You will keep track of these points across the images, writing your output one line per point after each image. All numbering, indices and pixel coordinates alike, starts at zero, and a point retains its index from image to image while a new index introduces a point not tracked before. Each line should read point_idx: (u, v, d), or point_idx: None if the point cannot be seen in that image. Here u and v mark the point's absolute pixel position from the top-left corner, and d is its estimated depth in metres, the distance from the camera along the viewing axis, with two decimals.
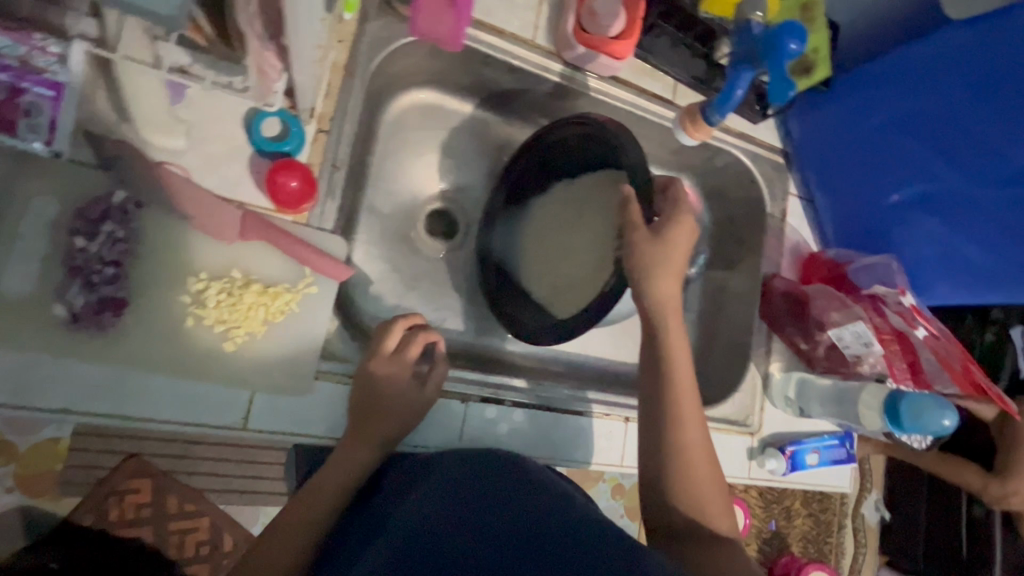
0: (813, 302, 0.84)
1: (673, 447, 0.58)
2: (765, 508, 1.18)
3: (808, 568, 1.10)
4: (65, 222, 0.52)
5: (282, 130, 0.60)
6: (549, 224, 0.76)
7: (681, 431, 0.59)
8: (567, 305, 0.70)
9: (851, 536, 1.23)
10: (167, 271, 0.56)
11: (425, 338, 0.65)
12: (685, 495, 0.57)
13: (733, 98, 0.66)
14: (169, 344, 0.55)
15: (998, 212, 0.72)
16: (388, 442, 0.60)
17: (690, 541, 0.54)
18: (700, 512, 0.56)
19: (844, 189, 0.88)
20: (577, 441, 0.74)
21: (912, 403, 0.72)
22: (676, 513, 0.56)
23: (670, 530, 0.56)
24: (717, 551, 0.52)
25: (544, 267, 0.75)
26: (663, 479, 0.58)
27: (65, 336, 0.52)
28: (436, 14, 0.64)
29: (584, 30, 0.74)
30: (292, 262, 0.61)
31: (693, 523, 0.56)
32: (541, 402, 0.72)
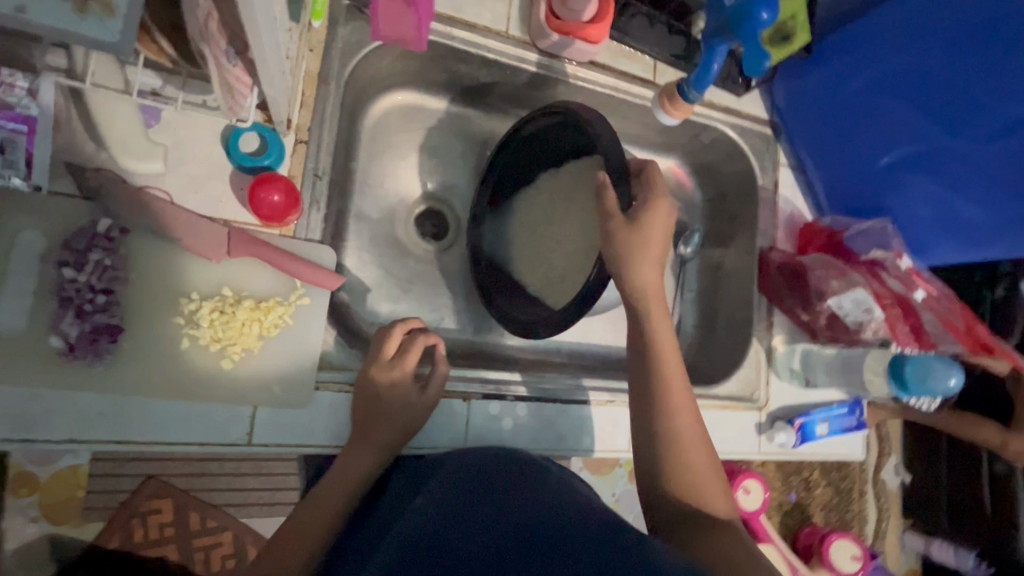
0: (811, 271, 0.83)
1: (665, 434, 0.58)
2: (784, 481, 1.18)
3: (832, 536, 1.11)
4: (53, 254, 0.53)
5: (260, 144, 0.60)
6: (538, 214, 0.76)
7: (673, 415, 0.59)
8: (562, 295, 0.69)
9: (873, 502, 1.23)
10: (159, 293, 0.56)
11: (424, 342, 0.64)
12: (679, 478, 0.56)
13: (710, 73, 0.66)
14: (166, 366, 0.56)
15: (989, 168, 0.71)
16: (391, 447, 0.60)
17: (687, 524, 0.53)
18: (697, 494, 0.55)
19: (834, 155, 0.88)
20: (581, 429, 0.74)
21: (918, 365, 0.71)
22: (672, 499, 0.55)
23: (666, 515, 0.55)
24: (715, 530, 0.51)
25: (536, 258, 0.75)
26: (658, 466, 0.57)
27: (63, 367, 0.52)
28: (397, 17, 0.63)
29: (557, 17, 0.73)
30: (281, 275, 0.61)
31: (691, 504, 0.55)
32: (540, 394, 0.72)
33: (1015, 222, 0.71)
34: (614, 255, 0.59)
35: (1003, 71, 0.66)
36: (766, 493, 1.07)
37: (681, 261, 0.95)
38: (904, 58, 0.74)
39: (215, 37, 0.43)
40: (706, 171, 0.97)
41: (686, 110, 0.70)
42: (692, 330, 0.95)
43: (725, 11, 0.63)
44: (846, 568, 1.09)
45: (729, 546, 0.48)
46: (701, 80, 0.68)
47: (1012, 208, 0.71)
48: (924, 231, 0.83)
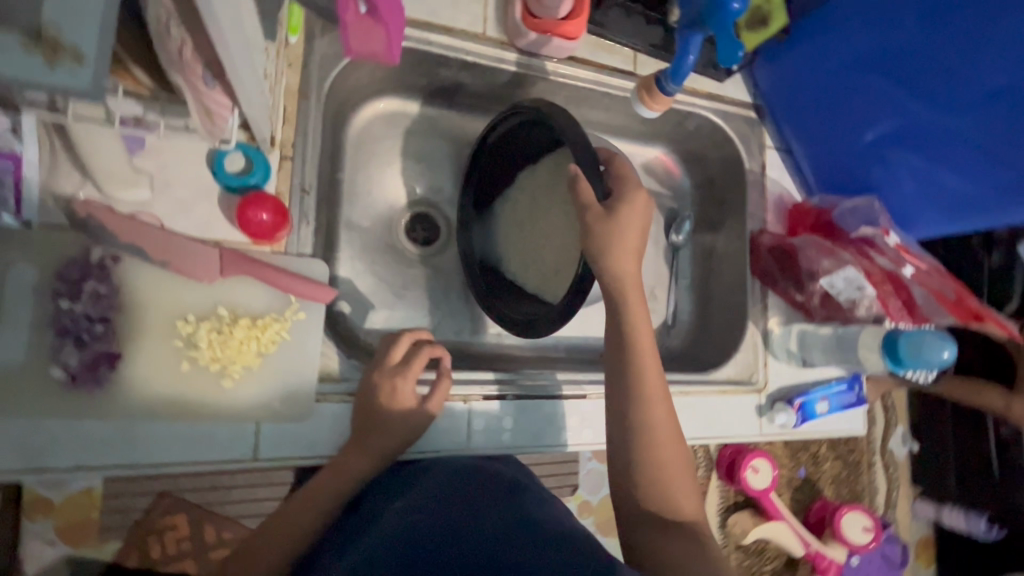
0: (801, 253, 0.84)
1: (638, 432, 0.59)
2: (793, 458, 1.19)
3: (842, 510, 1.12)
4: (47, 286, 0.53)
5: (246, 163, 0.60)
6: (523, 211, 0.77)
7: (650, 416, 0.59)
8: (558, 289, 0.70)
9: (881, 472, 1.25)
10: (154, 319, 0.57)
11: (429, 352, 0.64)
12: (652, 485, 0.58)
13: (686, 66, 0.66)
14: (169, 388, 0.56)
15: (971, 139, 0.71)
16: (387, 454, 0.61)
17: (652, 527, 0.56)
18: (666, 497, 0.58)
19: (820, 134, 0.88)
20: (548, 425, 0.73)
21: (912, 340, 0.72)
22: (645, 505, 0.57)
23: (636, 516, 0.57)
24: (681, 540, 0.55)
25: (527, 257, 0.76)
26: (629, 466, 0.59)
27: (65, 397, 0.53)
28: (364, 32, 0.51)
29: (533, 15, 0.73)
30: (276, 292, 0.62)
31: (662, 508, 0.57)
32: (510, 390, 0.72)
33: (1002, 192, 0.72)
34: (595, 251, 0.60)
35: (980, 44, 0.66)
36: (775, 471, 1.09)
37: (672, 249, 0.96)
38: (880, 34, 0.74)
39: (191, 64, 0.43)
40: (693, 158, 0.98)
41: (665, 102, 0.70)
42: (688, 317, 0.96)
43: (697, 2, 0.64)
44: (856, 538, 1.11)
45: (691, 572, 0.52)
46: (678, 72, 0.68)
47: (998, 178, 0.71)
48: (913, 205, 0.84)
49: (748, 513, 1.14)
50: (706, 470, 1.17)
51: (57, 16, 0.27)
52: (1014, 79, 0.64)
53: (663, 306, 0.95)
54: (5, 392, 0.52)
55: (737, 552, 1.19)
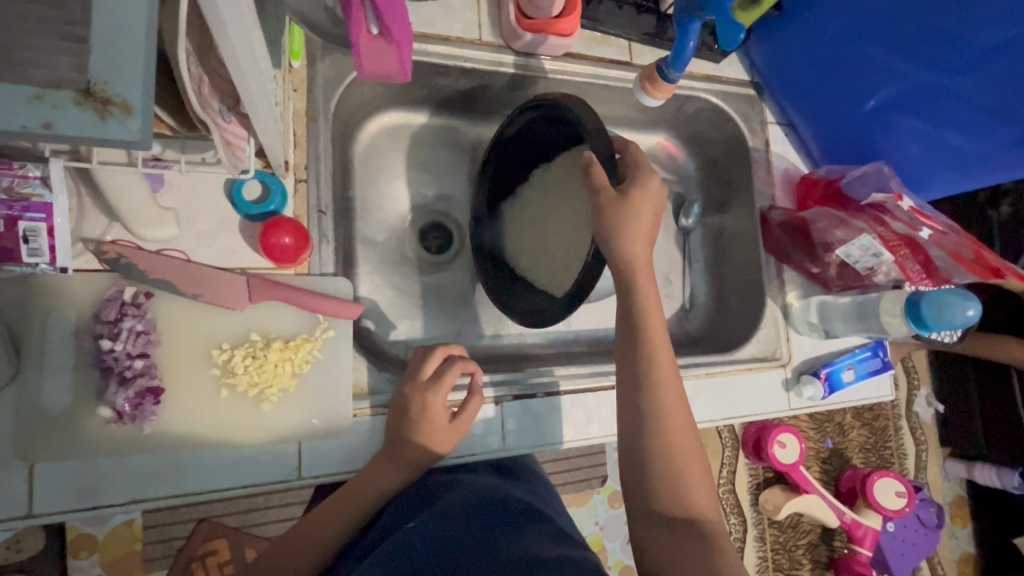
0: (814, 225, 0.84)
1: (651, 418, 0.59)
2: (818, 429, 1.20)
3: (872, 476, 1.11)
4: (86, 328, 0.55)
5: (263, 190, 0.62)
6: (534, 208, 0.78)
7: (662, 408, 0.59)
8: (566, 281, 0.69)
9: (909, 435, 1.26)
10: (191, 350, 0.58)
11: (463, 366, 0.64)
12: (665, 479, 0.57)
13: (687, 50, 0.66)
14: (214, 416, 0.58)
15: (971, 95, 0.72)
16: (422, 466, 0.63)
17: (662, 523, 0.55)
18: (678, 493, 0.56)
19: (821, 106, 0.88)
20: (550, 423, 0.73)
21: (934, 301, 0.72)
22: (657, 503, 0.56)
23: (647, 511, 0.56)
24: (687, 536, 0.53)
25: (537, 254, 0.76)
26: (643, 459, 0.58)
27: (115, 434, 0.55)
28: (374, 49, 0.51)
29: (527, 17, 0.74)
30: (303, 313, 0.63)
31: (674, 504, 0.56)
32: (518, 391, 0.72)
33: (1011, 145, 0.72)
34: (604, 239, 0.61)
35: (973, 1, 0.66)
36: (802, 445, 1.10)
37: (682, 234, 0.97)
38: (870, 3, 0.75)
39: (211, 99, 0.45)
40: (695, 141, 0.98)
41: (668, 90, 0.70)
42: (704, 299, 0.97)
43: None
44: (890, 504, 1.10)
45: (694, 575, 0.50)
46: (679, 58, 0.68)
47: (1004, 132, 0.72)
48: (922, 167, 0.84)
49: (778, 489, 1.15)
50: (733, 449, 1.18)
51: (102, 66, 0.28)
52: (1008, 35, 0.65)
53: (678, 290, 0.95)
54: (56, 435, 0.53)
55: (772, 529, 1.19)
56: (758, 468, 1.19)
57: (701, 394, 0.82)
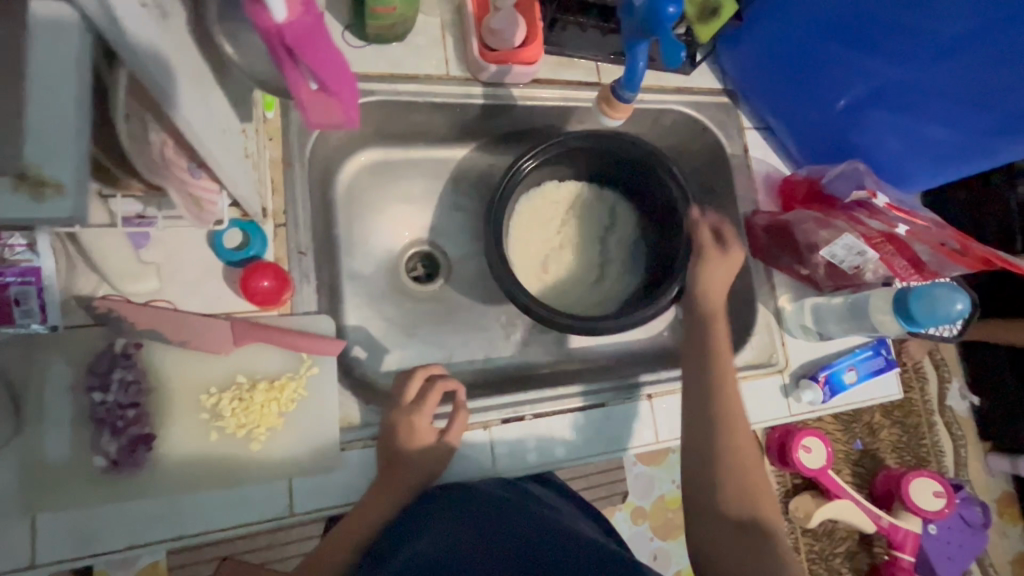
0: (797, 227, 0.82)
1: (718, 428, 0.61)
2: (846, 430, 1.18)
3: (908, 477, 1.10)
4: (80, 383, 0.57)
5: (243, 238, 0.64)
6: (553, 215, 0.88)
7: (729, 425, 0.62)
8: (561, 297, 0.86)
9: (945, 432, 1.26)
10: (180, 399, 0.60)
11: (443, 387, 0.66)
12: (732, 479, 0.59)
13: (638, 72, 0.67)
14: (206, 459, 0.60)
15: (946, 86, 0.71)
16: (413, 490, 0.64)
17: (732, 534, 0.57)
18: (744, 494, 0.59)
19: (795, 108, 0.88)
20: (626, 427, 0.77)
21: (923, 295, 0.71)
22: (726, 511, 0.58)
23: (716, 524, 0.58)
24: (754, 549, 0.55)
25: (541, 262, 0.86)
26: (710, 475, 0.60)
27: (108, 482, 0.57)
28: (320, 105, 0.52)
29: (491, 49, 0.77)
30: (287, 353, 0.65)
31: (739, 511, 0.58)
32: (594, 401, 0.76)
33: (994, 132, 0.71)
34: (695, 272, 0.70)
35: None
36: (828, 448, 1.07)
37: None
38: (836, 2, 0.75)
39: (173, 160, 0.48)
40: (675, 152, 0.98)
41: (625, 111, 0.71)
42: None
43: (637, 12, 0.63)
44: (930, 506, 1.09)
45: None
46: (632, 79, 0.69)
47: (983, 120, 0.71)
48: (903, 163, 0.84)
49: (809, 495, 1.11)
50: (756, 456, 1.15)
51: (37, 149, 0.30)
52: (978, 19, 0.64)
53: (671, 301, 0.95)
54: (54, 488, 0.55)
55: (806, 538, 1.15)
56: (783, 475, 1.15)
57: None
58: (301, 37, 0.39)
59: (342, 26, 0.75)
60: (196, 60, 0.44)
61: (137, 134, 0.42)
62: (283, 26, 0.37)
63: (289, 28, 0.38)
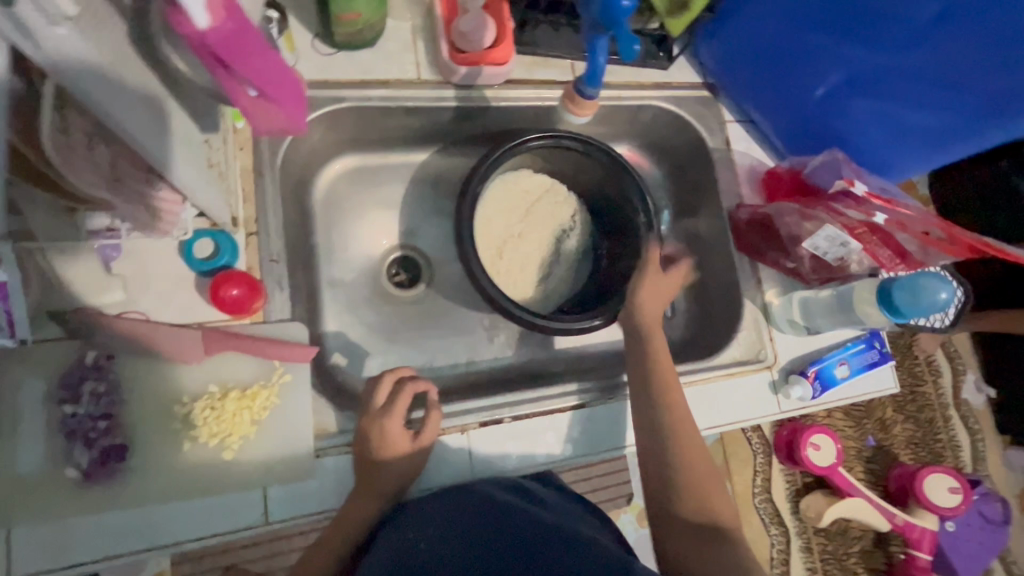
0: (779, 220, 0.80)
1: (671, 432, 0.63)
2: (857, 427, 1.18)
3: (922, 473, 1.09)
4: (52, 396, 0.58)
5: (214, 248, 0.64)
6: (521, 204, 0.90)
7: (682, 434, 0.63)
8: (516, 280, 0.88)
9: (961, 426, 1.25)
10: (153, 409, 0.60)
11: (412, 388, 0.65)
12: (690, 479, 0.61)
13: (598, 68, 0.65)
14: (179, 468, 0.60)
15: (925, 70, 0.70)
16: (393, 492, 0.65)
17: (694, 538, 0.57)
18: (702, 498, 0.60)
19: (775, 99, 0.86)
20: (616, 428, 0.76)
21: (904, 287, 0.69)
22: (682, 514, 0.59)
23: (677, 527, 0.59)
24: (714, 549, 0.56)
25: (498, 251, 0.88)
26: (667, 481, 0.61)
27: (81, 494, 0.57)
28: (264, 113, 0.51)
29: (461, 51, 0.76)
30: (259, 361, 0.65)
31: (699, 514, 0.59)
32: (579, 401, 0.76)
33: (978, 115, 0.70)
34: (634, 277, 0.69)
35: None
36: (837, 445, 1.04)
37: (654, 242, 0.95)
38: None
39: (127, 174, 0.48)
40: (658, 148, 0.96)
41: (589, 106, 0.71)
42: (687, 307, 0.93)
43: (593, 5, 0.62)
44: (945, 502, 1.08)
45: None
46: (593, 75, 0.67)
47: (965, 104, 0.70)
48: (887, 151, 0.82)
49: (820, 494, 1.10)
50: (764, 455, 1.13)
51: None
52: None
53: None
54: (28, 500, 0.56)
55: (818, 538, 1.13)
56: (794, 474, 1.14)
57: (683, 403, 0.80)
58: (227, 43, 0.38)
59: (311, 33, 0.75)
60: (144, 72, 0.44)
61: (81, 144, 0.43)
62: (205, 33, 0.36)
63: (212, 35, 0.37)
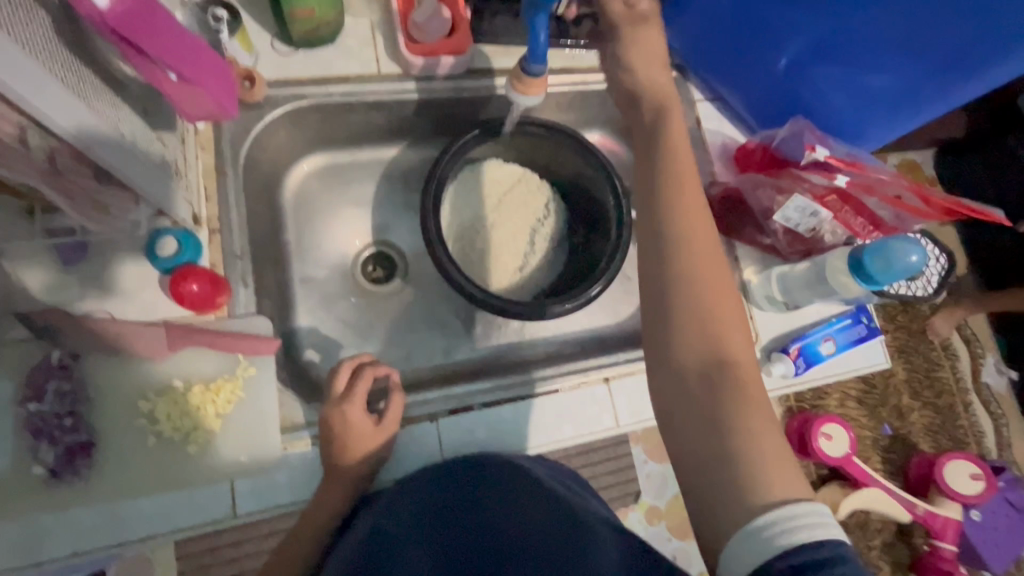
0: (748, 194, 0.79)
1: (657, 313, 0.53)
2: (872, 416, 1.13)
3: (941, 459, 1.06)
4: (18, 395, 0.58)
5: (176, 247, 0.65)
6: (493, 193, 0.89)
7: (670, 299, 0.52)
8: (488, 270, 0.88)
9: (983, 410, 1.22)
10: (118, 406, 0.61)
11: (372, 373, 0.67)
12: (699, 330, 0.51)
13: (540, 43, 0.61)
14: (142, 465, 0.60)
15: (883, 29, 0.69)
16: (360, 481, 0.66)
17: (692, 404, 0.50)
18: (715, 340, 0.51)
19: (740, 76, 0.85)
20: (596, 414, 0.75)
21: (876, 252, 0.69)
22: (687, 365, 0.51)
23: (670, 387, 0.51)
24: (704, 418, 0.49)
25: (469, 241, 0.88)
26: (666, 342, 0.52)
27: (48, 492, 0.58)
28: (193, 99, 0.55)
29: (417, 42, 0.77)
30: (223, 355, 0.65)
31: (704, 360, 0.50)
32: (550, 387, 0.75)
33: (940, 68, 0.69)
34: (655, 137, 0.61)
35: None
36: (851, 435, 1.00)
37: None
38: None
39: (72, 170, 0.50)
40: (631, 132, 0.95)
41: (534, 83, 0.66)
42: None
43: None
44: (969, 489, 1.04)
45: (709, 492, 0.47)
46: (536, 49, 0.63)
47: (926, 58, 0.69)
48: (855, 121, 0.80)
49: (836, 486, 1.03)
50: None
51: None
52: None
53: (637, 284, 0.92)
54: None
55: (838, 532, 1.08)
56: (809, 465, 1.08)
57: (636, 391, 0.77)
58: (130, 16, 0.42)
59: (270, 35, 0.76)
60: (76, 67, 0.45)
61: (15, 141, 0.44)
62: (105, 13, 0.41)
63: (112, 14, 0.41)
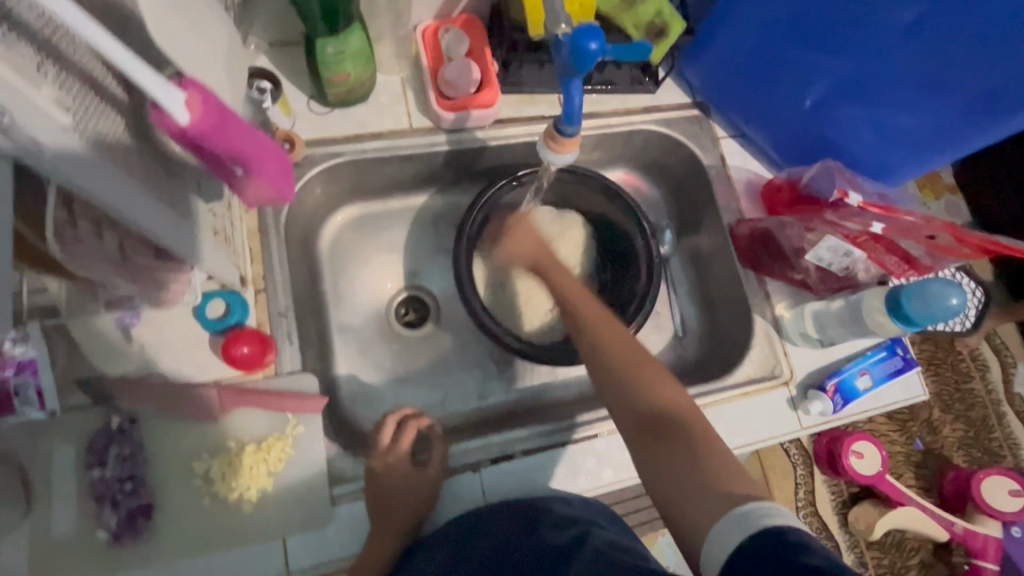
0: (776, 233, 0.80)
1: (619, 372, 0.57)
2: (902, 430, 1.13)
3: (979, 476, 1.02)
4: (81, 461, 0.61)
5: (225, 309, 0.68)
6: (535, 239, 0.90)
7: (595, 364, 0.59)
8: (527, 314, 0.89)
9: (1018, 422, 1.18)
10: (174, 467, 0.63)
11: (415, 424, 0.72)
12: (635, 379, 0.56)
13: (575, 109, 0.63)
14: (198, 525, 0.62)
15: (907, 71, 0.69)
16: (406, 530, 0.67)
17: (653, 447, 0.53)
18: (640, 388, 0.56)
19: (767, 111, 0.86)
20: None
21: (915, 295, 0.71)
22: (629, 405, 0.56)
23: (631, 426, 0.55)
24: (676, 457, 0.51)
25: (499, 283, 0.90)
26: (611, 392, 0.58)
27: (111, 555, 0.60)
28: (259, 188, 0.57)
29: (447, 97, 0.80)
30: (274, 414, 0.67)
31: (645, 407, 0.55)
32: (591, 432, 0.75)
33: (965, 113, 0.69)
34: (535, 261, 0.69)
35: None
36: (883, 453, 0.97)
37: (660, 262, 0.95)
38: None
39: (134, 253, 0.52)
40: (654, 169, 0.96)
41: (571, 143, 0.67)
42: (697, 325, 0.92)
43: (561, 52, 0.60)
44: (1007, 506, 1.00)
45: (690, 516, 0.47)
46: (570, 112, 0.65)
47: (952, 100, 0.69)
48: (884, 157, 0.80)
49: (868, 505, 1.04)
50: (805, 467, 1.10)
51: None
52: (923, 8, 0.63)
53: (667, 320, 0.93)
54: (61, 563, 0.59)
55: (872, 551, 1.08)
56: (840, 484, 1.09)
57: None
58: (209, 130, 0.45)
59: (306, 96, 0.79)
60: (141, 157, 0.48)
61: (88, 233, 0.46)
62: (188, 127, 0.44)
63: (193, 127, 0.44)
